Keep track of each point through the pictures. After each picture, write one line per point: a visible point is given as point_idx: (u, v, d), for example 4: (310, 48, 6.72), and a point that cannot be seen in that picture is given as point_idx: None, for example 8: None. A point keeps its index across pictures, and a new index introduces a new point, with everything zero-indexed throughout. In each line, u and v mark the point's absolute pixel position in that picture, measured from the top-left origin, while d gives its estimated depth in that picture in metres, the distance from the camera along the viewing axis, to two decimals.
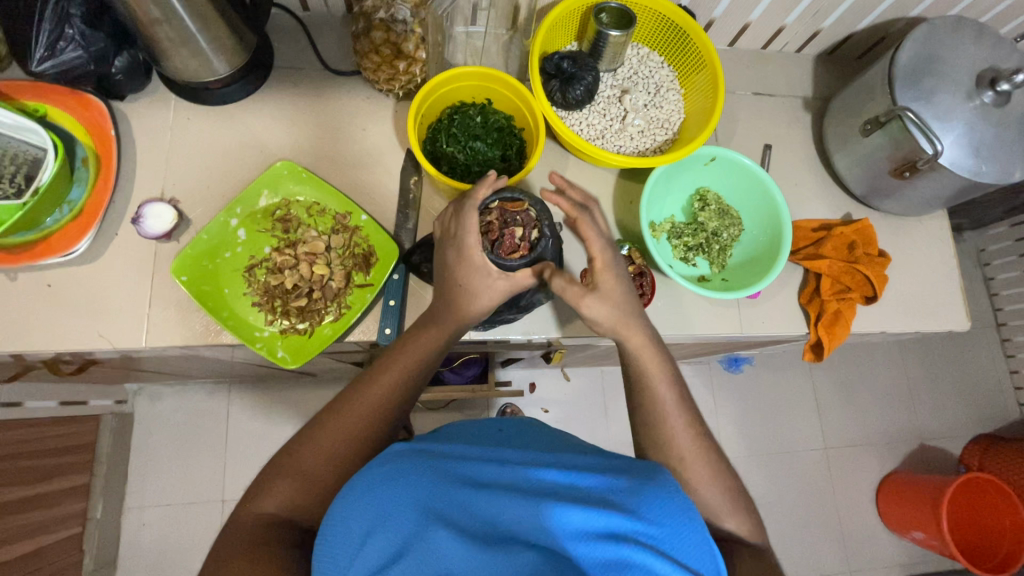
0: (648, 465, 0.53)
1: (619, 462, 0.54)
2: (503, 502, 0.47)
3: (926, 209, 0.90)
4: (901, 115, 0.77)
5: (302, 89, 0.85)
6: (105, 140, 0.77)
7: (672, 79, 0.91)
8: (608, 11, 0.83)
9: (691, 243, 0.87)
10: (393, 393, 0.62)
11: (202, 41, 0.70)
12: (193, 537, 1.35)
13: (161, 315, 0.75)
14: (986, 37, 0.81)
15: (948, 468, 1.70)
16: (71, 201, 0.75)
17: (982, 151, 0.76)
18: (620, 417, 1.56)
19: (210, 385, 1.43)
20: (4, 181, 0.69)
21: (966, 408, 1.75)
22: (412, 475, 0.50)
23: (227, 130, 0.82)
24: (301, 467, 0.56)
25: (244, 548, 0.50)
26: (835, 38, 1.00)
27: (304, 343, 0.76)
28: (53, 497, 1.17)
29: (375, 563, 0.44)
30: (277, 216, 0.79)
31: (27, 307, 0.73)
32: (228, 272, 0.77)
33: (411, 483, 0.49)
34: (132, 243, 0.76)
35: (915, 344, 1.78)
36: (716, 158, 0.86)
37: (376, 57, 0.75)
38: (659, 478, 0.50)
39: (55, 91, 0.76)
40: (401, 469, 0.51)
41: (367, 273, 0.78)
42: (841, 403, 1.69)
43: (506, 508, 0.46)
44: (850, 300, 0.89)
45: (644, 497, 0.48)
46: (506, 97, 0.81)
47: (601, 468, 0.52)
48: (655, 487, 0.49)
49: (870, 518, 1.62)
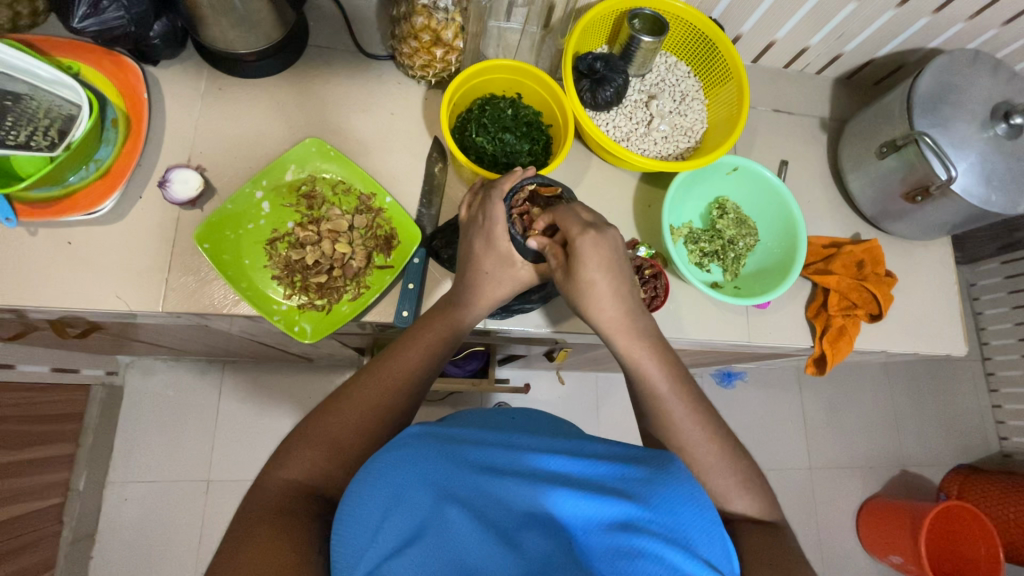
0: (658, 453, 0.54)
1: (629, 450, 0.54)
2: (518, 485, 0.47)
3: (933, 234, 0.93)
4: (918, 139, 0.79)
5: (335, 69, 0.86)
6: (138, 103, 0.77)
7: (697, 89, 0.93)
8: (641, 18, 0.85)
9: (707, 249, 0.89)
10: (413, 370, 0.63)
11: (243, 12, 0.71)
12: (175, 516, 1.34)
13: (179, 282, 0.75)
14: (1001, 72, 0.84)
15: (927, 494, 1.73)
16: (98, 160, 0.74)
17: (993, 181, 0.79)
18: (612, 422, 1.57)
19: (204, 363, 1.42)
20: (37, 134, 0.68)
21: (948, 436, 1.79)
22: (425, 458, 0.49)
23: (257, 103, 0.82)
24: (319, 436, 0.56)
25: (262, 511, 0.50)
26: (854, 63, 1.02)
27: (322, 319, 0.76)
28: (37, 464, 1.15)
29: (394, 542, 0.44)
30: (303, 192, 0.80)
31: (43, 263, 0.72)
32: (250, 243, 0.77)
33: (428, 465, 0.49)
34: (155, 207, 0.76)
35: (903, 371, 1.81)
36: (739, 168, 0.88)
37: (414, 43, 0.77)
38: (670, 466, 0.51)
39: (94, 53, 0.77)
40: (414, 449, 0.51)
41: (388, 255, 0.79)
42: (828, 424, 1.72)
43: (521, 493, 0.47)
44: (855, 316, 0.91)
45: (657, 487, 0.49)
46: (537, 93, 0.82)
47: (611, 457, 0.52)
48: (667, 476, 0.50)
49: (850, 539, 1.64)
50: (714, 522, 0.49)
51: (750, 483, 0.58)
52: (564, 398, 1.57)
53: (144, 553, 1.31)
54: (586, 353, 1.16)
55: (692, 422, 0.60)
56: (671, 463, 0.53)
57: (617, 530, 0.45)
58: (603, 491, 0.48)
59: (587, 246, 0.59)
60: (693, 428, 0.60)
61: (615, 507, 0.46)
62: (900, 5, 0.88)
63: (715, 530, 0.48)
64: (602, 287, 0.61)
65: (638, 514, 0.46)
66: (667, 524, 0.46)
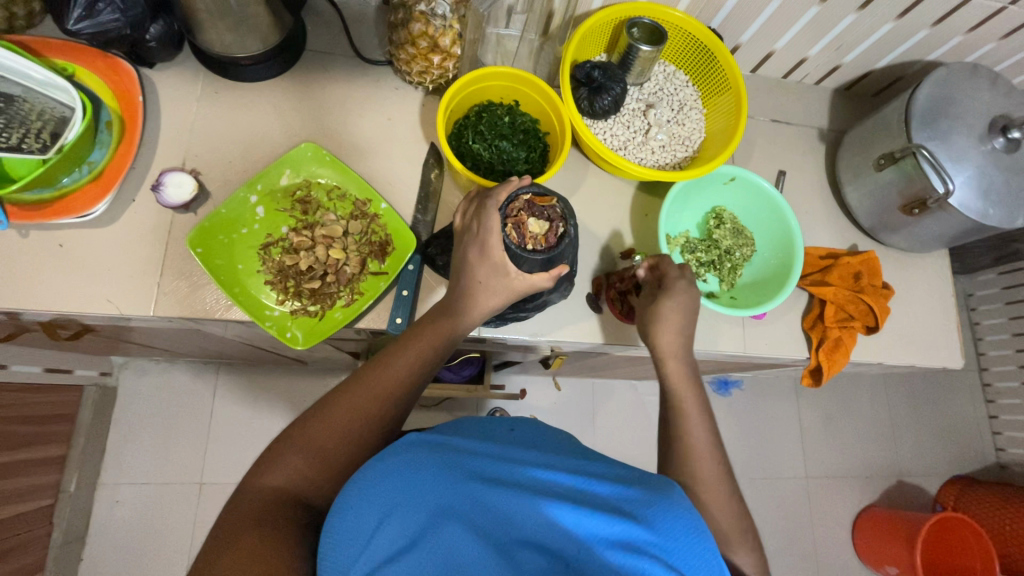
0: (660, 479, 0.53)
1: (626, 472, 0.54)
2: (517, 499, 0.47)
3: (930, 247, 0.93)
4: (916, 152, 0.79)
5: (331, 73, 0.85)
6: (132, 105, 0.77)
7: (695, 98, 0.93)
8: (640, 26, 0.84)
9: (703, 259, 0.88)
10: (406, 379, 0.62)
11: (239, 16, 0.70)
12: (166, 519, 1.32)
13: (171, 286, 0.74)
14: (999, 86, 0.84)
15: (924, 505, 1.72)
16: (91, 162, 0.74)
17: (991, 195, 0.79)
18: (608, 429, 1.57)
19: (198, 366, 1.41)
20: (29, 136, 0.67)
21: (945, 447, 1.78)
22: (424, 468, 0.49)
23: (253, 107, 0.82)
24: (307, 443, 0.56)
25: (247, 520, 0.49)
26: (853, 75, 1.03)
27: (315, 325, 0.76)
28: (30, 465, 1.15)
29: (385, 552, 0.43)
30: (298, 197, 0.79)
31: (34, 266, 0.72)
32: (243, 248, 0.77)
33: (427, 475, 0.48)
34: (148, 210, 0.76)
35: (900, 381, 1.81)
36: (737, 178, 0.88)
37: (412, 49, 0.76)
38: (669, 490, 0.51)
39: (86, 52, 0.76)
40: (414, 458, 0.50)
41: (382, 261, 0.78)
42: (824, 433, 1.71)
43: (521, 506, 0.46)
44: (851, 328, 0.90)
45: (655, 510, 0.48)
46: (535, 100, 0.82)
47: (612, 477, 0.52)
48: (665, 499, 0.49)
49: (846, 550, 1.63)
50: (711, 549, 0.48)
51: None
52: (560, 405, 1.56)
53: (135, 556, 1.29)
54: (582, 360, 1.16)
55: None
56: (670, 486, 0.52)
57: (614, 551, 0.44)
58: (604, 509, 0.47)
59: (679, 288, 0.71)
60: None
61: (615, 526, 0.46)
62: (898, 18, 0.89)
63: (712, 557, 0.48)
64: (672, 322, 0.70)
65: (635, 535, 0.45)
66: (665, 548, 0.46)
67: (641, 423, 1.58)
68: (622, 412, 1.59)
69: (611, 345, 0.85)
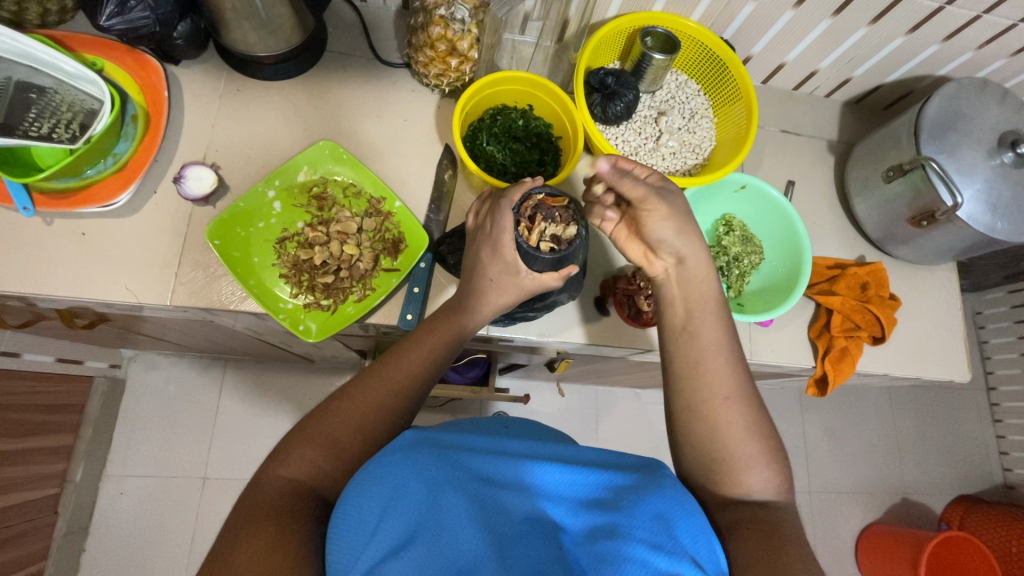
0: (647, 461, 0.55)
1: (618, 459, 0.55)
2: (511, 495, 0.49)
3: (937, 260, 0.93)
4: (925, 164, 0.80)
5: (350, 74, 0.87)
6: (156, 100, 0.79)
7: (706, 107, 0.94)
8: (654, 35, 0.86)
9: (712, 265, 0.88)
10: (414, 374, 0.63)
11: (263, 16, 0.72)
12: (167, 513, 1.33)
13: (188, 277, 0.76)
14: (1009, 101, 0.85)
15: (928, 524, 1.71)
16: (116, 155, 0.76)
17: (999, 209, 0.79)
18: (611, 437, 1.57)
19: (205, 360, 1.42)
20: (59, 127, 0.70)
21: (951, 466, 1.77)
22: (422, 465, 0.49)
23: (273, 104, 0.84)
24: (320, 436, 0.56)
25: (260, 509, 0.50)
26: (864, 88, 1.04)
27: (327, 319, 0.78)
28: (38, 453, 1.17)
29: (387, 546, 0.44)
30: (314, 193, 0.81)
31: (55, 252, 0.74)
32: (259, 241, 0.78)
33: (425, 467, 0.49)
34: (168, 203, 0.78)
35: (907, 398, 1.80)
36: (747, 186, 0.89)
37: (430, 52, 0.78)
38: (659, 476, 0.52)
39: (119, 49, 0.79)
40: (411, 455, 0.50)
41: (394, 259, 0.80)
42: (828, 448, 1.70)
43: (515, 501, 0.49)
44: (857, 338, 0.91)
45: (641, 497, 0.49)
46: (548, 105, 0.83)
47: (602, 465, 0.54)
48: (655, 486, 0.51)
49: (849, 567, 1.61)
50: (702, 527, 0.49)
51: (750, 484, 0.56)
52: (563, 411, 1.57)
53: (136, 549, 1.30)
54: (587, 365, 1.16)
55: (693, 413, 0.59)
56: (660, 472, 0.53)
57: (604, 538, 0.47)
58: (590, 504, 0.50)
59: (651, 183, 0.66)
60: (697, 424, 0.59)
61: (600, 517, 0.48)
62: (909, 32, 0.90)
63: (701, 534, 0.49)
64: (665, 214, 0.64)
65: (621, 522, 0.47)
66: (656, 531, 0.47)
67: (644, 432, 1.58)
68: (626, 421, 1.59)
69: (618, 348, 0.86)
